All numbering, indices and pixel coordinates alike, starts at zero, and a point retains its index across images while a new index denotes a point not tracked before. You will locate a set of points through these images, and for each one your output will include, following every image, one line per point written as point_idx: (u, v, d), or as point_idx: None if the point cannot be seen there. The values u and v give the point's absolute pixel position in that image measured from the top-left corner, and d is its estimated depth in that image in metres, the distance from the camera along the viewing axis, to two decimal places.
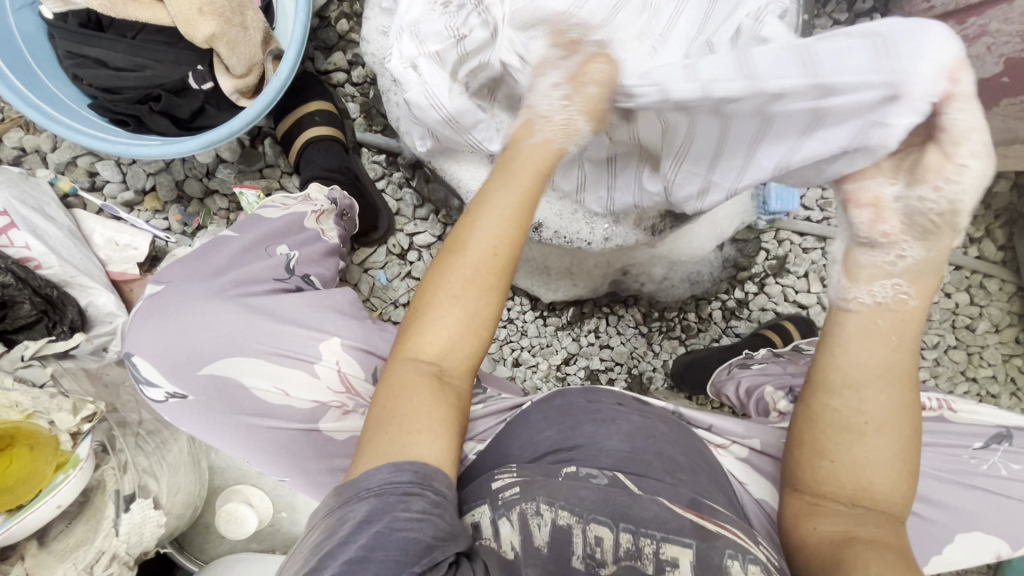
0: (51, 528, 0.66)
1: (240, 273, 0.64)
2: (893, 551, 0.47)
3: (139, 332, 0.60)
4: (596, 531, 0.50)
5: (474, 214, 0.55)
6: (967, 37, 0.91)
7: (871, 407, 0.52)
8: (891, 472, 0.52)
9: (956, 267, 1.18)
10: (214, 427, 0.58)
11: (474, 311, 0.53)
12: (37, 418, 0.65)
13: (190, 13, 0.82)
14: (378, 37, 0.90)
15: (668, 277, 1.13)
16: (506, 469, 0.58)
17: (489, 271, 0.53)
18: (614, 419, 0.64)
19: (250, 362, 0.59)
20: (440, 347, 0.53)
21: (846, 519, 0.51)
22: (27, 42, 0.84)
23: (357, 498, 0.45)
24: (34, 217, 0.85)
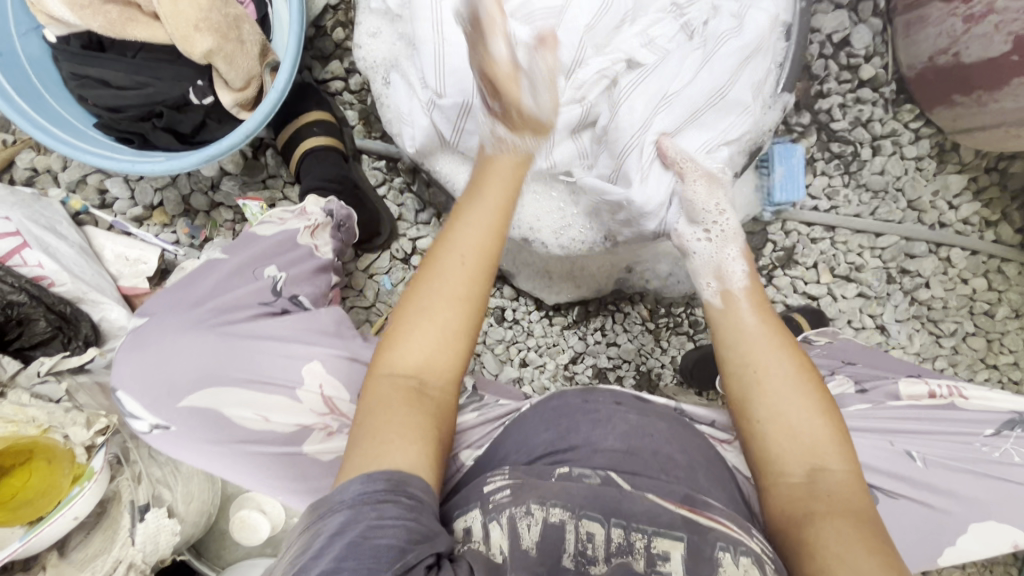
0: (71, 537, 0.68)
1: (221, 300, 0.64)
2: (849, 521, 0.52)
3: (122, 367, 0.61)
4: (587, 527, 0.53)
5: (451, 235, 0.62)
6: (973, 16, 0.88)
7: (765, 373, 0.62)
8: (806, 417, 0.60)
9: (973, 253, 1.15)
10: (201, 454, 0.59)
11: (450, 322, 0.57)
12: (53, 432, 0.67)
13: (186, 30, 0.82)
14: (367, 40, 0.91)
15: (673, 273, 1.12)
16: (498, 472, 0.59)
17: (463, 280, 0.59)
18: (608, 418, 0.65)
19: (226, 390, 0.60)
20: (419, 359, 0.57)
21: (803, 494, 0.56)
22: (33, 66, 0.86)
23: (331, 511, 0.45)
24: (46, 236, 0.87)
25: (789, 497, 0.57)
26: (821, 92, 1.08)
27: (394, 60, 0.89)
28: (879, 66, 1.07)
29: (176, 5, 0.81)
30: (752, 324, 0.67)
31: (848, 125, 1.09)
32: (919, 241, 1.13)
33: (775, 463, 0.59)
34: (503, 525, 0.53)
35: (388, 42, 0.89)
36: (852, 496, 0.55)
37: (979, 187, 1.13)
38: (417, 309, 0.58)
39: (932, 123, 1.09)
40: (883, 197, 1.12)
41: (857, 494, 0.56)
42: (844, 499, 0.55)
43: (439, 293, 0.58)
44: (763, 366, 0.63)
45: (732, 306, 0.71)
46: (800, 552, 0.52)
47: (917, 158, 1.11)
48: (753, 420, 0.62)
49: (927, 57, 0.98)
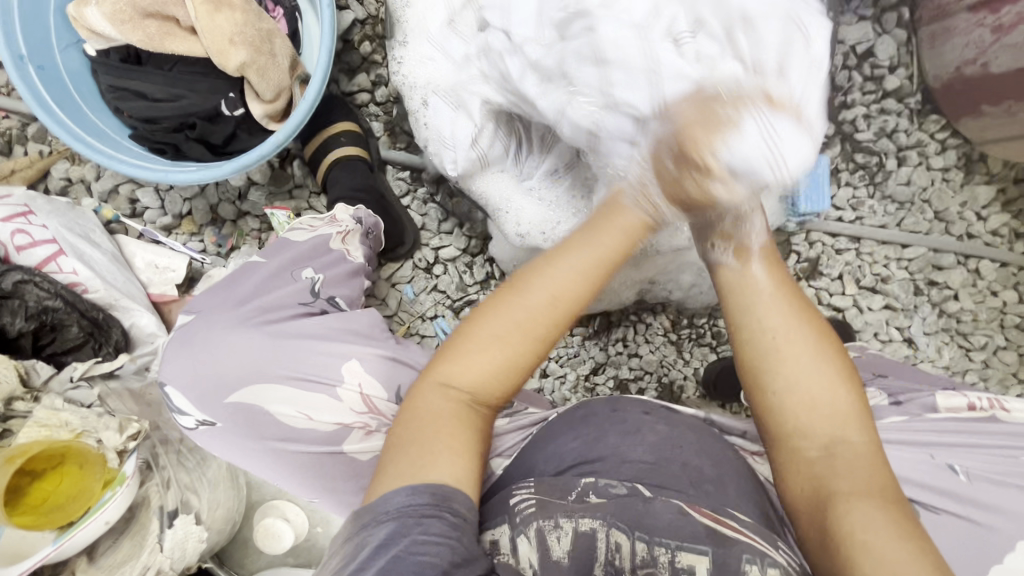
0: (99, 543, 0.67)
1: (267, 299, 0.65)
2: (873, 497, 0.51)
3: (172, 361, 0.62)
4: (615, 536, 0.52)
5: (551, 274, 0.58)
6: (1002, 26, 0.87)
7: (771, 331, 0.59)
8: (823, 391, 0.57)
9: (1003, 265, 1.13)
10: (244, 452, 0.60)
11: (517, 355, 0.56)
12: (85, 437, 0.68)
13: (222, 43, 0.84)
14: (415, 64, 0.88)
15: (697, 285, 1.09)
16: (524, 485, 0.59)
17: (546, 318, 0.57)
18: (639, 430, 0.65)
19: (272, 388, 0.60)
20: (478, 381, 0.56)
21: (823, 468, 0.55)
22: (73, 79, 0.89)
23: (375, 522, 0.46)
24: (80, 244, 0.88)
25: (806, 474, 0.56)
26: (845, 103, 1.07)
27: (433, 82, 0.86)
28: (904, 77, 1.06)
29: (213, 20, 0.83)
30: (766, 282, 0.61)
31: (872, 136, 1.08)
32: (947, 253, 1.12)
33: (791, 433, 0.57)
34: (530, 536, 0.52)
35: (436, 65, 0.85)
36: (877, 472, 0.54)
37: (1009, 198, 1.11)
38: (494, 334, 0.56)
39: (959, 133, 1.08)
40: (910, 208, 1.11)
41: (879, 467, 0.54)
42: (867, 473, 0.54)
43: (519, 322, 0.56)
44: (773, 333, 0.59)
45: (750, 265, 0.63)
46: (828, 541, 0.51)
47: (944, 169, 1.10)
48: (762, 381, 0.59)
49: (953, 68, 0.97)
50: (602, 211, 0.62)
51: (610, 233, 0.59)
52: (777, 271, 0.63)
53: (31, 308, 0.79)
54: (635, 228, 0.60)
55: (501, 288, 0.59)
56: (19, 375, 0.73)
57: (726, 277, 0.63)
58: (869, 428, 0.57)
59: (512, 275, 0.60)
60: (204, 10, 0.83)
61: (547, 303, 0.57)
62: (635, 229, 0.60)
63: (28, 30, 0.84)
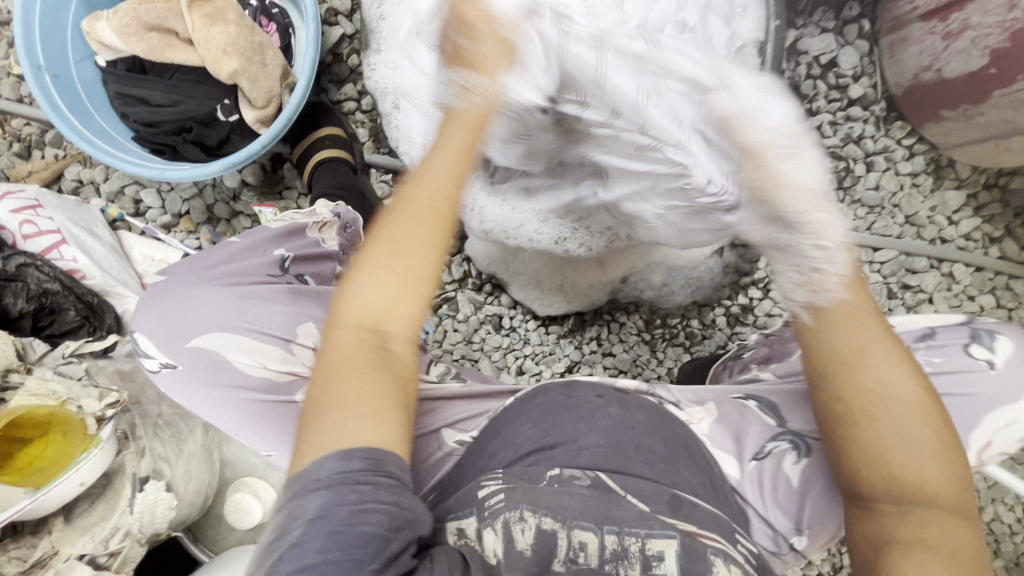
0: (76, 505, 0.73)
1: (234, 265, 0.70)
2: (938, 548, 0.50)
3: (141, 314, 0.66)
4: (579, 536, 0.54)
5: (420, 175, 0.59)
6: (951, 33, 0.91)
7: (870, 354, 0.55)
8: (908, 425, 0.53)
9: (978, 269, 1.13)
10: (199, 394, 0.63)
11: (413, 272, 0.55)
12: (68, 404, 0.74)
13: (216, 53, 0.92)
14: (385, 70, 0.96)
15: (667, 284, 1.11)
16: (491, 477, 0.60)
17: (429, 228, 0.56)
18: (592, 412, 0.67)
19: (231, 337, 0.64)
20: (383, 311, 0.55)
21: (894, 509, 0.53)
22: (86, 87, 0.98)
23: (306, 491, 0.45)
24: (83, 235, 0.96)
25: (879, 535, 0.53)
26: (810, 110, 1.11)
27: (402, 88, 0.93)
28: (868, 85, 1.10)
29: (209, 32, 0.92)
30: (856, 304, 0.56)
31: (839, 141, 1.11)
32: (919, 256, 1.13)
33: (862, 468, 0.55)
34: (496, 531, 0.55)
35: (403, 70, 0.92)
36: (953, 523, 0.52)
37: (980, 203, 1.12)
38: (388, 259, 0.55)
39: (925, 139, 1.10)
40: (879, 212, 1.13)
41: (966, 533, 0.52)
42: (942, 521, 0.52)
43: (398, 249, 0.55)
44: (869, 396, 0.54)
45: (827, 290, 0.57)
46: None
47: (912, 174, 1.12)
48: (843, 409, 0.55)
49: (911, 75, 1.01)
50: (444, 127, 0.63)
51: (460, 132, 0.62)
52: (888, 328, 0.57)
53: (32, 290, 0.85)
54: (481, 107, 0.63)
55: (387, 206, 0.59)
56: (16, 350, 0.80)
57: (810, 323, 0.57)
58: (963, 499, 0.53)
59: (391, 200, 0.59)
60: (201, 23, 0.92)
61: (426, 206, 0.57)
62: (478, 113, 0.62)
63: (48, 44, 0.94)
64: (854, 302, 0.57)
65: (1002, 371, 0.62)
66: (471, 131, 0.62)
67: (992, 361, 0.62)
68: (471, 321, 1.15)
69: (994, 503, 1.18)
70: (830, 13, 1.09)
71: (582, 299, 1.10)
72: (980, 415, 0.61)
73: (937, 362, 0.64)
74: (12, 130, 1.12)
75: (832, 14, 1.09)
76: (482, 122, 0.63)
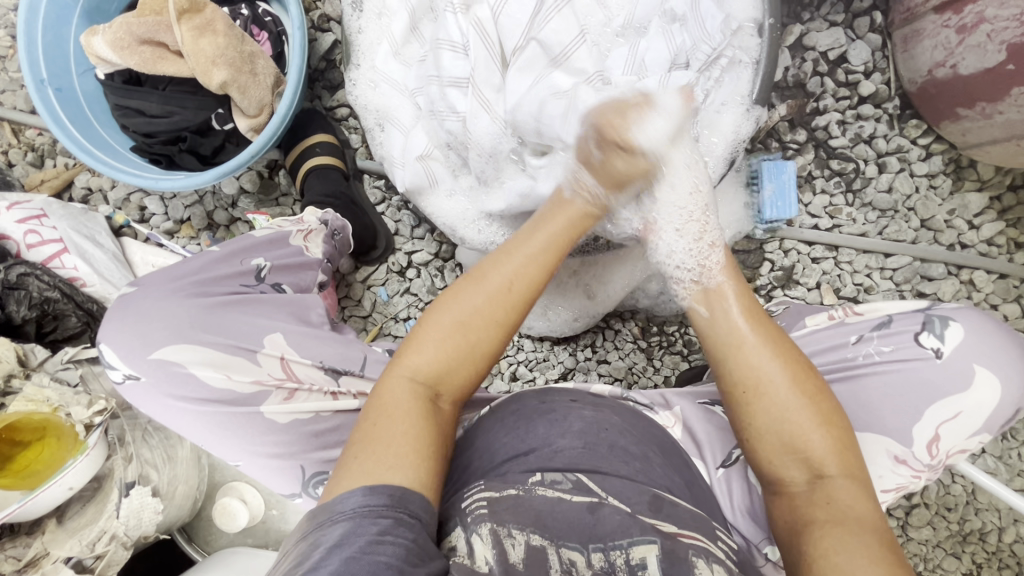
0: (69, 508, 0.75)
1: (205, 276, 0.71)
2: (857, 528, 0.53)
3: (107, 326, 0.67)
4: (567, 555, 0.51)
5: (507, 258, 0.64)
6: (965, 27, 0.86)
7: (740, 373, 0.61)
8: (796, 424, 0.59)
9: (1002, 277, 1.05)
10: (162, 405, 0.65)
11: (477, 346, 0.60)
12: (61, 411, 0.76)
13: (205, 64, 0.93)
14: (368, 89, 0.98)
15: (665, 292, 1.09)
16: (474, 486, 0.57)
17: (500, 307, 0.61)
18: (564, 417, 0.65)
19: (191, 349, 0.65)
20: (438, 372, 0.59)
21: (805, 502, 0.57)
22: (87, 99, 1.01)
23: (331, 522, 0.47)
24: (84, 243, 0.99)
25: (791, 508, 0.58)
26: (817, 109, 1.05)
27: (385, 108, 0.96)
28: (880, 82, 1.04)
29: (197, 44, 0.92)
30: (745, 329, 0.63)
31: (848, 141, 1.05)
32: (935, 262, 1.06)
33: (772, 472, 0.60)
34: (484, 535, 0.50)
35: (387, 95, 0.95)
36: (865, 505, 0.55)
37: (1004, 206, 1.05)
38: (449, 324, 0.60)
39: (944, 138, 1.04)
40: (892, 216, 1.06)
41: (867, 501, 0.56)
42: (850, 504, 0.55)
43: (466, 324, 0.60)
44: (754, 379, 0.60)
45: (715, 308, 0.66)
46: (803, 565, 0.54)
47: (929, 175, 1.05)
48: (741, 424, 0.61)
49: (926, 70, 0.96)
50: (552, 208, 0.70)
51: (556, 223, 0.68)
52: (760, 316, 0.64)
53: (34, 298, 0.89)
54: (581, 214, 0.70)
55: (463, 278, 0.63)
56: (18, 355, 0.82)
57: (699, 325, 0.67)
58: (854, 465, 0.58)
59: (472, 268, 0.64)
60: (189, 36, 0.92)
61: (488, 301, 0.61)
62: (579, 217, 0.70)
63: (50, 59, 0.97)
64: (722, 293, 0.67)
65: (947, 360, 0.65)
66: (567, 225, 0.68)
67: (940, 349, 0.66)
68: None
69: (1017, 523, 1.10)
70: (838, 7, 1.04)
71: (565, 330, 1.09)
72: (925, 405, 0.65)
73: (888, 351, 0.68)
74: (25, 141, 1.16)
75: (840, 8, 1.04)
76: (579, 225, 0.70)
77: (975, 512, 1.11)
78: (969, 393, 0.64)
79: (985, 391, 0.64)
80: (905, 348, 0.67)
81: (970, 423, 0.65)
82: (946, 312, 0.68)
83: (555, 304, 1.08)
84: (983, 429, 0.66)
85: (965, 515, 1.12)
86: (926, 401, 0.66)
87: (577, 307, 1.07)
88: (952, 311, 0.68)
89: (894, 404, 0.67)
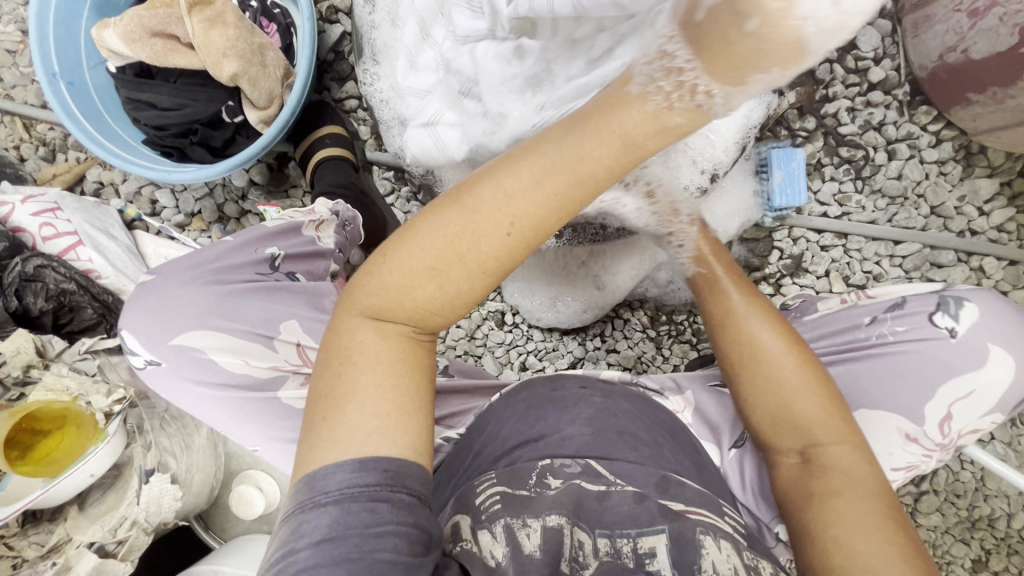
0: (90, 495, 0.77)
1: (222, 263, 0.71)
2: (854, 492, 0.55)
3: (128, 313, 0.67)
4: (578, 535, 0.53)
5: (506, 168, 0.50)
6: (978, 11, 0.86)
7: (744, 343, 0.62)
8: (797, 395, 0.59)
9: (1012, 263, 1.05)
10: (182, 391, 0.66)
11: (457, 284, 0.51)
12: (80, 400, 0.78)
13: (216, 56, 0.93)
14: (379, 81, 0.98)
15: (673, 281, 1.09)
16: (487, 476, 0.58)
17: (487, 235, 0.50)
18: (575, 404, 0.66)
19: (210, 335, 0.65)
20: (416, 311, 0.53)
21: (803, 470, 0.58)
22: (99, 92, 1.02)
23: (315, 505, 0.47)
24: (98, 236, 1.00)
25: (793, 477, 0.59)
26: (827, 96, 1.05)
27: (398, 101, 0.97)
28: (891, 68, 1.04)
29: (207, 36, 0.93)
30: (741, 306, 0.64)
31: (858, 128, 1.05)
32: (945, 249, 1.06)
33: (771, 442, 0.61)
34: (499, 535, 0.51)
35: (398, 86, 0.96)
36: (862, 469, 0.57)
37: (1015, 191, 1.04)
38: (421, 264, 0.51)
39: (953, 124, 1.03)
40: (902, 203, 1.06)
41: (865, 464, 0.57)
42: (851, 470, 0.56)
43: (450, 253, 0.50)
44: (754, 352, 0.61)
45: (717, 285, 0.67)
46: (803, 534, 0.55)
47: (939, 162, 1.05)
48: (739, 397, 0.62)
49: (936, 56, 0.95)
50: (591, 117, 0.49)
51: (588, 134, 0.49)
52: (752, 292, 0.66)
53: (50, 290, 0.90)
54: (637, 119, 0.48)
55: (450, 195, 0.52)
56: (37, 346, 0.83)
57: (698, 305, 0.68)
58: (848, 431, 0.58)
59: (459, 186, 0.53)
60: (200, 28, 0.93)
61: (473, 223, 0.50)
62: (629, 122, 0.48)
63: (62, 52, 0.98)
64: (718, 276, 0.68)
65: (962, 338, 0.65)
66: (603, 127, 0.49)
67: (955, 328, 0.66)
68: (473, 318, 1.14)
69: None
70: None
71: (573, 321, 1.09)
72: (938, 383, 0.65)
73: (902, 331, 0.68)
74: (37, 135, 1.17)
75: None
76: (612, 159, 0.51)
77: (984, 498, 1.12)
78: (982, 370, 0.64)
79: (997, 369, 0.64)
80: (918, 329, 0.68)
81: (985, 401, 0.65)
82: (960, 292, 0.69)
83: (563, 295, 1.08)
84: (998, 408, 0.66)
85: (974, 501, 1.12)
86: (940, 380, 0.65)
87: (586, 297, 1.07)
88: (965, 292, 0.68)
89: (906, 383, 0.67)
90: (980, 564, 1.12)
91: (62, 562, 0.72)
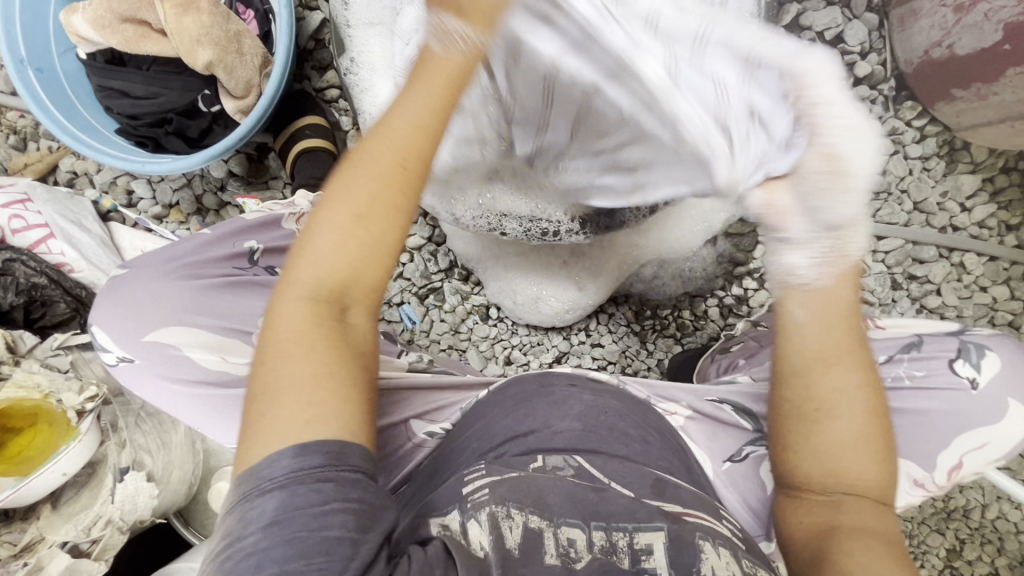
0: (63, 493, 0.76)
1: (200, 258, 0.70)
2: (882, 542, 0.50)
3: (98, 308, 0.66)
4: (567, 533, 0.50)
5: (371, 139, 0.51)
6: (963, 6, 0.87)
7: (826, 389, 0.54)
8: (855, 449, 0.54)
9: (992, 259, 1.06)
10: (156, 386, 0.64)
11: (379, 233, 0.50)
12: (52, 397, 0.76)
13: (190, 44, 0.91)
14: (365, 74, 0.97)
15: (657, 276, 1.10)
16: (474, 470, 0.57)
17: (393, 171, 0.50)
18: (564, 400, 0.66)
19: (189, 331, 0.65)
20: (337, 277, 0.50)
21: (829, 510, 0.54)
22: (70, 80, 0.99)
23: (261, 492, 0.43)
24: (71, 229, 0.98)
25: (812, 512, 0.55)
26: None
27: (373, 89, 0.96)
28: (877, 62, 1.04)
29: (180, 23, 0.90)
30: (843, 345, 0.54)
31: None
32: (927, 245, 1.06)
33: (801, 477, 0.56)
34: (482, 522, 0.49)
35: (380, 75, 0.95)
36: (885, 523, 0.53)
37: (997, 188, 1.04)
38: (341, 220, 0.49)
39: (938, 120, 1.03)
40: (885, 199, 1.06)
41: (891, 522, 0.53)
42: (880, 527, 0.52)
43: (364, 212, 0.49)
44: (829, 396, 0.54)
45: (815, 315, 0.54)
46: (818, 563, 0.51)
47: (923, 157, 1.05)
48: (787, 429, 0.56)
49: (922, 51, 0.96)
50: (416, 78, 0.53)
51: (430, 78, 0.51)
52: (864, 338, 0.55)
53: (21, 284, 0.88)
54: (454, 65, 0.52)
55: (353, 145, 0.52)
56: (6, 343, 0.81)
57: (789, 330, 0.54)
58: (891, 489, 0.55)
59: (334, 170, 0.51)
60: (172, 14, 0.90)
61: (366, 173, 0.50)
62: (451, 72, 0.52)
63: (30, 38, 0.94)
64: (837, 302, 0.53)
65: (983, 390, 0.65)
66: (443, 76, 0.51)
67: (976, 379, 0.65)
68: (457, 312, 1.12)
69: (1000, 500, 1.13)
70: None
71: (556, 321, 1.09)
72: (955, 433, 0.65)
73: (919, 376, 0.68)
74: (7, 123, 1.13)
75: None
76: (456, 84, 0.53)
77: (960, 490, 1.14)
78: (999, 424, 0.65)
79: (1014, 423, 0.64)
80: (938, 375, 0.67)
81: (995, 451, 0.65)
82: (982, 339, 0.68)
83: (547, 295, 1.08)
84: (1005, 456, 0.66)
85: (950, 493, 1.14)
86: (956, 430, 0.65)
87: (569, 298, 1.07)
88: (986, 338, 0.68)
89: (916, 428, 0.67)
90: (954, 554, 1.15)
91: (34, 562, 0.71)
